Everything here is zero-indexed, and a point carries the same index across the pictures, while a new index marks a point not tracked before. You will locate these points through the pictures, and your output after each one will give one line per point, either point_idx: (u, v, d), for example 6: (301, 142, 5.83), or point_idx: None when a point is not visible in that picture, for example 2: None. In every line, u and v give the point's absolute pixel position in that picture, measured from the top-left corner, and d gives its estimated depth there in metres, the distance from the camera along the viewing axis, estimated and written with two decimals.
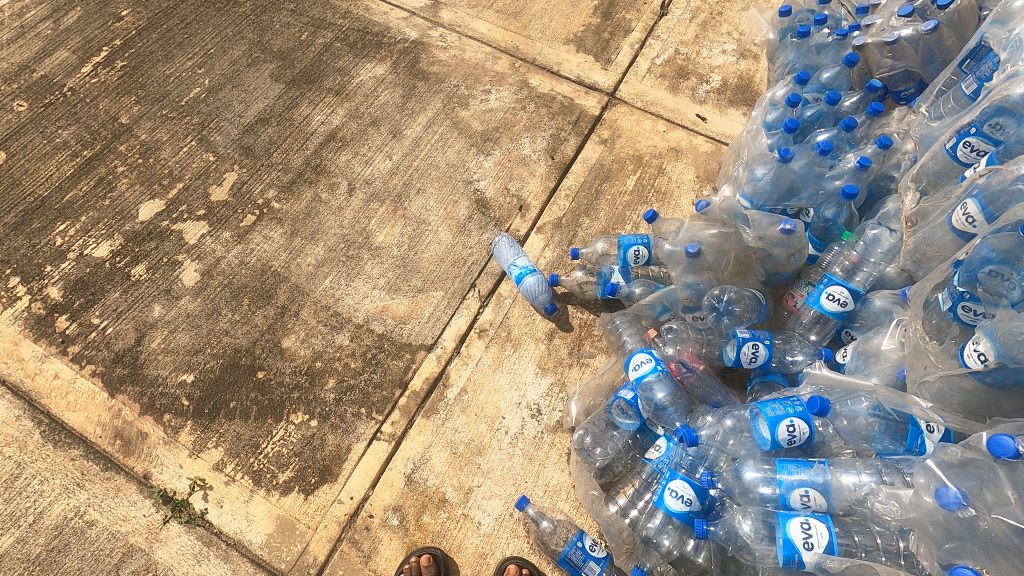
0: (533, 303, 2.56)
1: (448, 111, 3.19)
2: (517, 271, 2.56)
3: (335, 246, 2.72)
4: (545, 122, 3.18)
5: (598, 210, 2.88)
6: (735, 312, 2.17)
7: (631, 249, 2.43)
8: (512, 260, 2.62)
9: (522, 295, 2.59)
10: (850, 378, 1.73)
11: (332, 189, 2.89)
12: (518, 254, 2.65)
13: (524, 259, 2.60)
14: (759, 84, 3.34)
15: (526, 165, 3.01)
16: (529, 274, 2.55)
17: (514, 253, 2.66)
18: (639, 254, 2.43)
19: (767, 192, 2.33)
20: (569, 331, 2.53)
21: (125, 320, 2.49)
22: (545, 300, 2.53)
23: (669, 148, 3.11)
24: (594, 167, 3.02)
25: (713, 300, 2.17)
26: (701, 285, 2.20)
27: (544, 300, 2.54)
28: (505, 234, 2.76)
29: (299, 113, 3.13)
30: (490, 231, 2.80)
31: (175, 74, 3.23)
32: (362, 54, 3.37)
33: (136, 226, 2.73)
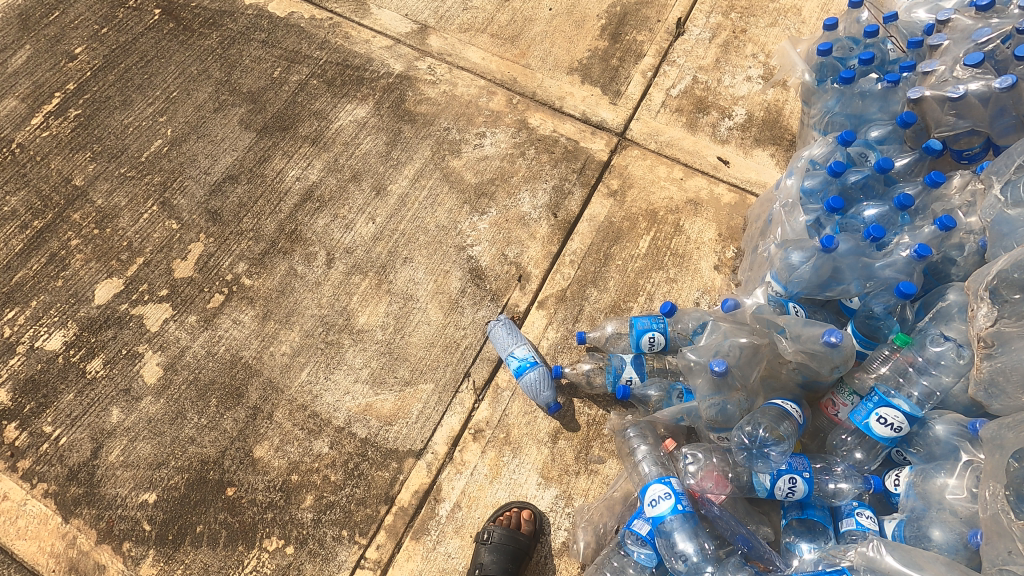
0: (532, 398, 2.28)
1: (438, 160, 2.85)
2: (515, 362, 2.28)
3: (312, 330, 2.44)
4: (547, 171, 2.82)
5: (607, 279, 2.56)
6: (772, 455, 1.81)
7: (644, 336, 2.21)
8: (513, 347, 2.33)
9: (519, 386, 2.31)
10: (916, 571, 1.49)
11: (309, 260, 2.59)
12: (520, 340, 2.37)
13: (526, 348, 2.32)
14: (789, 118, 2.94)
15: (526, 226, 2.68)
16: (530, 367, 2.27)
17: (516, 338, 2.37)
18: (654, 341, 2.21)
19: (806, 279, 2.00)
20: (575, 431, 2.25)
21: (80, 428, 2.24)
22: (548, 397, 2.25)
23: (686, 201, 2.75)
24: (602, 226, 2.68)
25: (742, 436, 1.85)
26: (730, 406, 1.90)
27: (547, 397, 2.25)
28: (505, 313, 2.48)
29: (271, 167, 2.81)
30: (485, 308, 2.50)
31: (134, 124, 2.91)
32: (341, 93, 3.02)
33: (91, 311, 2.45)
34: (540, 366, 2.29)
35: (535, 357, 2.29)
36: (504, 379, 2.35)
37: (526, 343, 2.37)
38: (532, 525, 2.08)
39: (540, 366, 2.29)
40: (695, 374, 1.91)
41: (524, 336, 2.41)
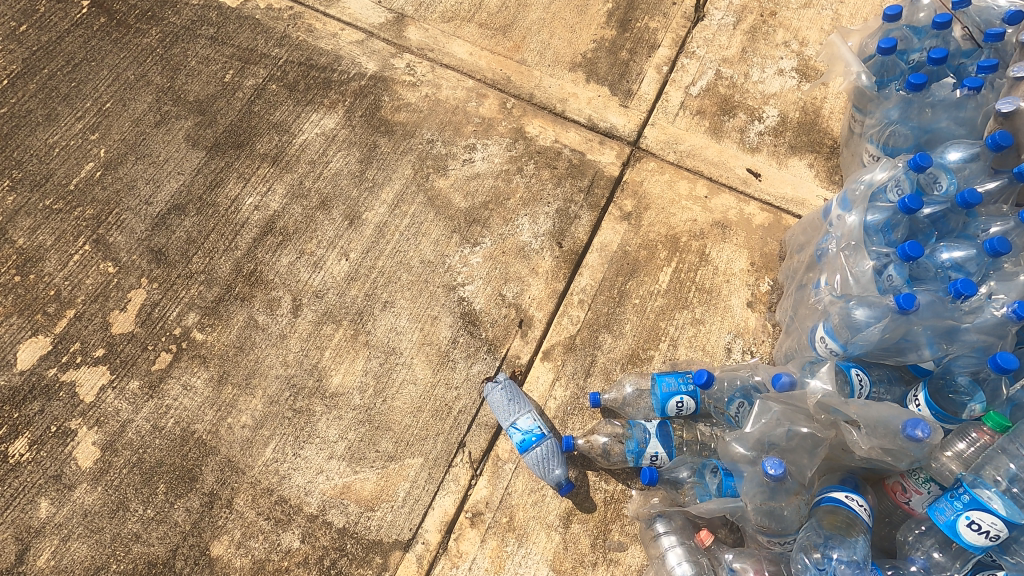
0: (539, 476, 1.93)
1: (420, 180, 2.43)
2: (518, 436, 1.92)
3: (277, 395, 2.07)
4: (549, 190, 2.42)
5: (623, 322, 2.18)
6: None
7: (671, 399, 1.89)
8: (515, 416, 1.97)
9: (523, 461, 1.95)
10: None
11: (272, 307, 2.20)
12: (522, 405, 2.01)
13: (531, 416, 1.96)
14: (829, 119, 2.52)
15: (525, 259, 2.30)
16: (536, 441, 1.92)
17: (518, 403, 2.02)
18: (682, 405, 1.89)
19: (872, 340, 1.64)
20: (590, 512, 1.91)
21: (2, 526, 1.88)
22: (559, 476, 1.90)
23: (712, 223, 2.36)
24: (615, 258, 2.29)
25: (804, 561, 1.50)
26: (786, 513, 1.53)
27: (558, 476, 1.89)
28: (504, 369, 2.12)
29: (224, 192, 2.39)
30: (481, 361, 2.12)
31: (60, 143, 2.46)
32: (305, 100, 2.57)
33: (13, 379, 2.07)
34: (548, 437, 1.94)
35: (542, 429, 1.94)
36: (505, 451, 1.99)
37: (530, 408, 2.01)
38: None
39: (547, 438, 1.94)
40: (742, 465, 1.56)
41: (527, 399, 2.05)
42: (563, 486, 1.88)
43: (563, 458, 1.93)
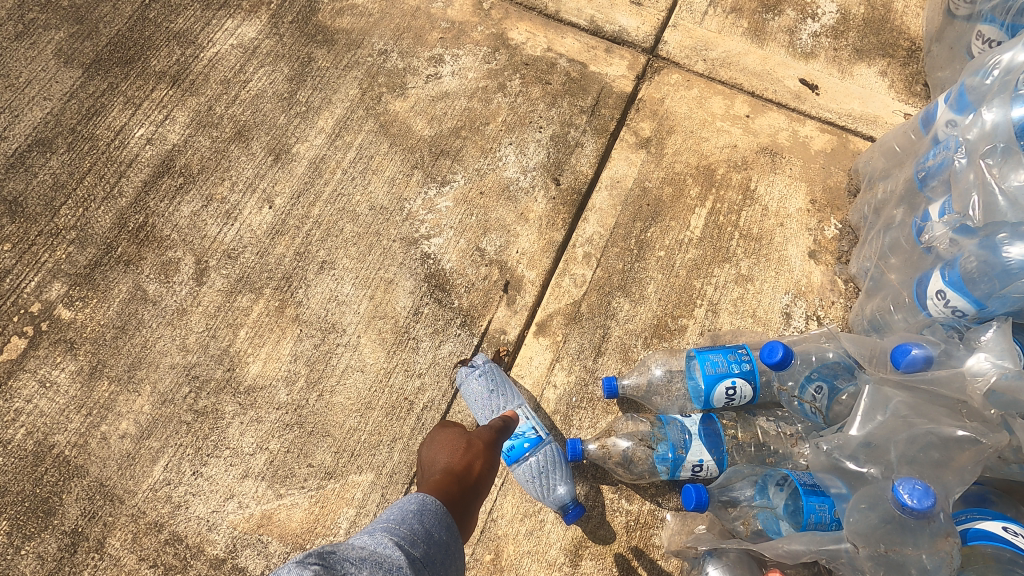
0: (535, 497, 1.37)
1: (370, 102, 1.83)
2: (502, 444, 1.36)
3: (171, 391, 1.50)
4: (541, 112, 1.83)
5: (644, 282, 1.62)
6: None
7: (719, 386, 1.34)
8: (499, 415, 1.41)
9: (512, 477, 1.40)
10: None
11: (168, 273, 1.62)
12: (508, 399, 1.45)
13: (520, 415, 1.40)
14: (903, 15, 1.94)
15: (511, 202, 1.72)
16: (529, 449, 1.36)
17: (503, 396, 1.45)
18: (734, 392, 1.35)
19: None
20: (607, 543, 1.37)
21: None
22: (564, 495, 1.34)
23: (757, 150, 1.78)
24: (630, 198, 1.72)
25: None
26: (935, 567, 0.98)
27: (563, 496, 1.34)
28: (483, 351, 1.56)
29: (106, 123, 1.78)
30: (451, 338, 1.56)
31: None
32: (217, 3, 1.95)
33: None
34: (547, 442, 1.38)
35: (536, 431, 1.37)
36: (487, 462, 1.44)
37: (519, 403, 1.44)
38: None
39: (545, 443, 1.38)
40: (851, 481, 1.06)
41: (515, 388, 1.49)
42: (571, 510, 1.31)
43: (568, 469, 1.38)
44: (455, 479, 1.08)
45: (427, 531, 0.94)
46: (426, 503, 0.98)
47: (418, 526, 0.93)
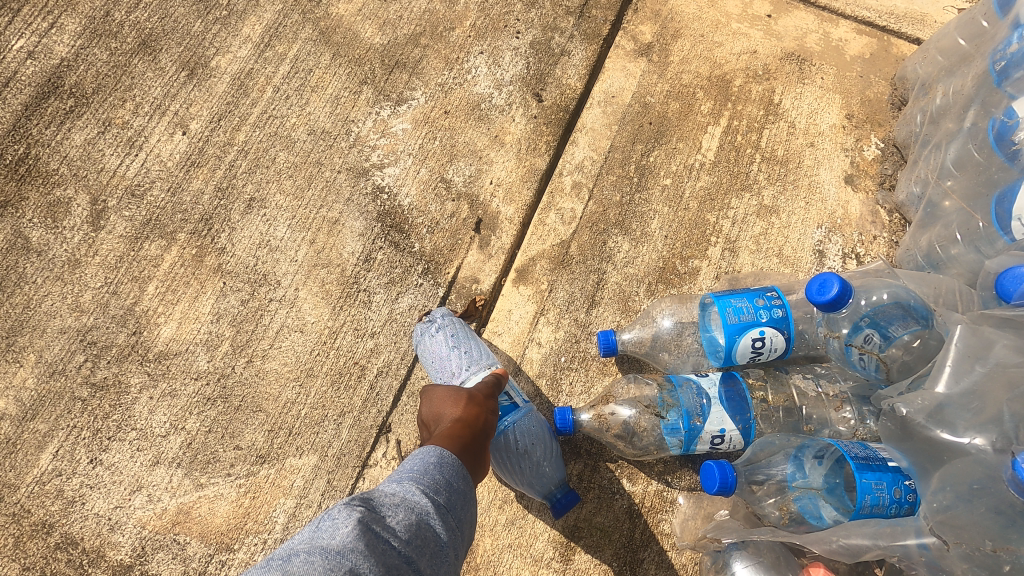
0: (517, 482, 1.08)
1: (307, 4, 1.49)
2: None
3: (62, 360, 1.20)
4: (518, 13, 1.49)
5: (646, 217, 1.32)
6: None
7: (743, 337, 1.06)
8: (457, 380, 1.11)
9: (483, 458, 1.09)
10: None
11: (56, 217, 1.30)
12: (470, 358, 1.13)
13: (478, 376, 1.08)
14: None
15: (484, 122, 1.40)
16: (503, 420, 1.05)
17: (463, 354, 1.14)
18: (762, 346, 1.07)
19: None
20: (607, 533, 1.11)
21: None
22: (558, 476, 1.09)
23: (782, 56, 1.47)
24: (629, 115, 1.41)
25: None
26: None
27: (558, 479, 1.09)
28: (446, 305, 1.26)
29: None
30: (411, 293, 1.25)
31: None
32: None
33: None
34: (525, 411, 1.08)
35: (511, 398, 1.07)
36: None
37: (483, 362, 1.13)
38: None
39: (525, 411, 1.08)
40: (943, 454, 0.84)
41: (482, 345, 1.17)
42: (569, 494, 1.07)
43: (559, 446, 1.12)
44: (463, 428, 0.89)
45: (450, 481, 0.80)
46: (445, 454, 0.82)
47: (440, 476, 0.80)
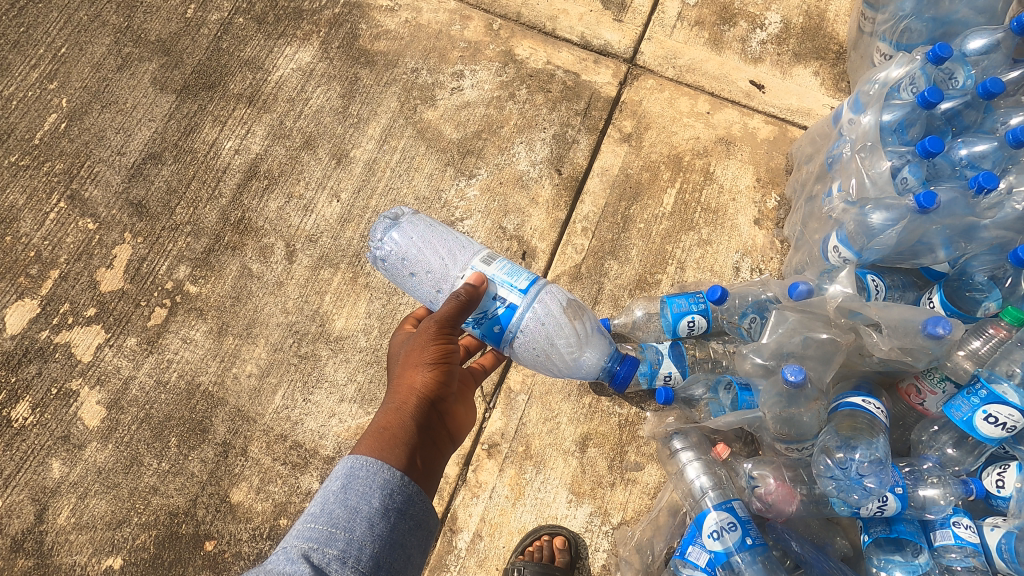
0: (563, 368, 1.72)
1: (408, 112, 2.30)
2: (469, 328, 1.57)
3: (280, 342, 2.02)
4: (544, 115, 2.30)
5: (628, 248, 2.13)
6: (869, 484, 1.46)
7: (682, 320, 1.85)
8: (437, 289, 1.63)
9: (520, 353, 1.65)
10: None
11: (265, 255, 2.11)
12: (436, 262, 1.67)
13: (452, 273, 1.62)
14: (835, 23, 2.39)
15: (525, 188, 2.20)
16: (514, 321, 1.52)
17: (429, 264, 1.67)
18: (694, 325, 1.85)
19: (887, 245, 1.59)
20: (606, 435, 1.92)
21: (17, 489, 1.87)
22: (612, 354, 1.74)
23: (716, 140, 2.26)
24: (617, 182, 2.21)
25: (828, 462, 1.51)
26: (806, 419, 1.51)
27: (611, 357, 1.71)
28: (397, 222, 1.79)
29: (201, 138, 2.24)
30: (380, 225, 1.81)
31: (17, 95, 2.28)
32: (276, 32, 2.39)
33: (5, 343, 2.00)
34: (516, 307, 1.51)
35: (511, 299, 1.50)
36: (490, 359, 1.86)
37: (450, 260, 1.66)
38: (567, 554, 1.78)
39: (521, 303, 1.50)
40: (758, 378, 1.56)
41: (442, 245, 1.71)
42: (624, 362, 1.68)
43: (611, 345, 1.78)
44: (405, 405, 1.41)
45: (351, 510, 1.14)
46: (351, 477, 1.20)
47: (336, 510, 1.14)
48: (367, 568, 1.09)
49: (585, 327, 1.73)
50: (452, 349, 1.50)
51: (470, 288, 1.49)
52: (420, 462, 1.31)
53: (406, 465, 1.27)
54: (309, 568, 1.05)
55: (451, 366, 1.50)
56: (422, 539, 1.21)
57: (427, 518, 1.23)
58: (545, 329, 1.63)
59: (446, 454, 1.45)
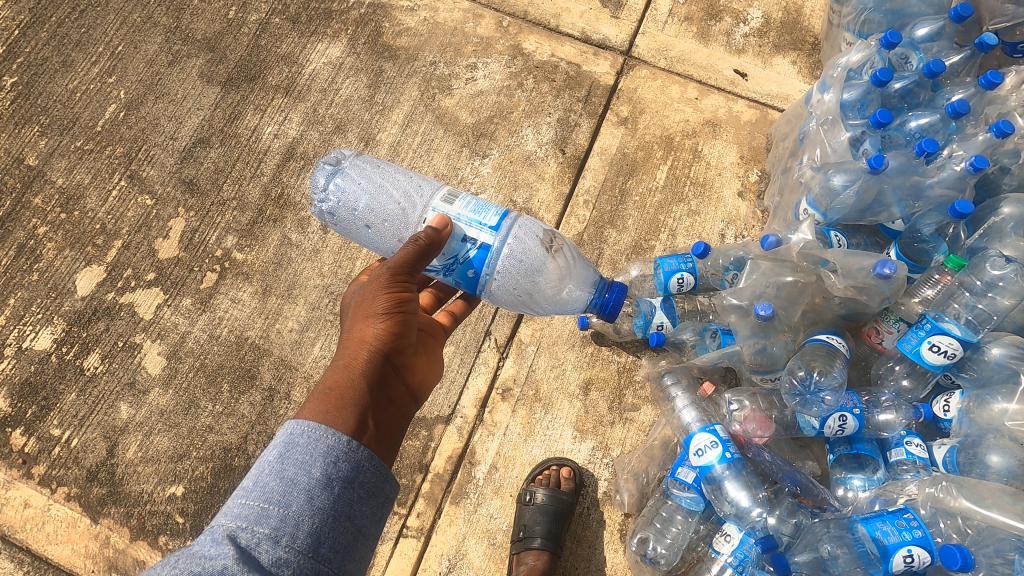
0: (547, 305, 1.83)
1: (427, 101, 2.57)
2: (445, 275, 1.66)
3: (317, 301, 2.29)
4: (549, 102, 2.56)
5: (625, 218, 2.38)
6: (827, 400, 1.71)
7: (672, 277, 2.04)
8: (397, 237, 1.65)
9: (505, 293, 1.76)
10: (993, 514, 1.39)
11: (303, 226, 2.38)
12: (393, 210, 1.66)
13: (411, 220, 1.64)
14: (811, 17, 2.66)
15: (532, 166, 2.47)
16: (490, 258, 1.61)
17: (386, 212, 1.66)
18: (683, 281, 2.05)
19: (848, 204, 1.84)
20: (606, 380, 2.17)
21: (90, 428, 2.14)
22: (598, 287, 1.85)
23: (704, 122, 2.52)
24: (615, 160, 2.47)
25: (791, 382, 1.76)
26: (775, 349, 1.79)
27: (599, 289, 1.83)
28: (342, 173, 1.75)
29: (244, 124, 2.52)
30: (325, 178, 1.76)
31: (80, 88, 2.57)
32: (309, 31, 2.67)
33: (76, 304, 2.27)
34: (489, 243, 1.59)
35: (483, 237, 1.59)
36: (459, 304, 2.00)
37: (408, 205, 1.66)
38: (572, 481, 2.02)
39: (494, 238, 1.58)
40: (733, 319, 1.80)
41: (395, 191, 1.70)
42: (614, 291, 1.81)
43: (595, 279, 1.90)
44: (357, 360, 1.49)
45: (283, 486, 1.18)
46: (284, 454, 1.23)
47: (268, 489, 1.17)
48: (304, 541, 1.14)
49: (566, 260, 1.84)
50: (404, 295, 1.57)
51: (433, 231, 1.54)
52: (370, 423, 1.39)
53: (357, 422, 1.36)
54: (238, 548, 1.10)
55: (404, 316, 1.57)
56: (371, 502, 1.27)
57: (377, 483, 1.29)
58: (523, 268, 1.71)
59: (402, 401, 1.56)
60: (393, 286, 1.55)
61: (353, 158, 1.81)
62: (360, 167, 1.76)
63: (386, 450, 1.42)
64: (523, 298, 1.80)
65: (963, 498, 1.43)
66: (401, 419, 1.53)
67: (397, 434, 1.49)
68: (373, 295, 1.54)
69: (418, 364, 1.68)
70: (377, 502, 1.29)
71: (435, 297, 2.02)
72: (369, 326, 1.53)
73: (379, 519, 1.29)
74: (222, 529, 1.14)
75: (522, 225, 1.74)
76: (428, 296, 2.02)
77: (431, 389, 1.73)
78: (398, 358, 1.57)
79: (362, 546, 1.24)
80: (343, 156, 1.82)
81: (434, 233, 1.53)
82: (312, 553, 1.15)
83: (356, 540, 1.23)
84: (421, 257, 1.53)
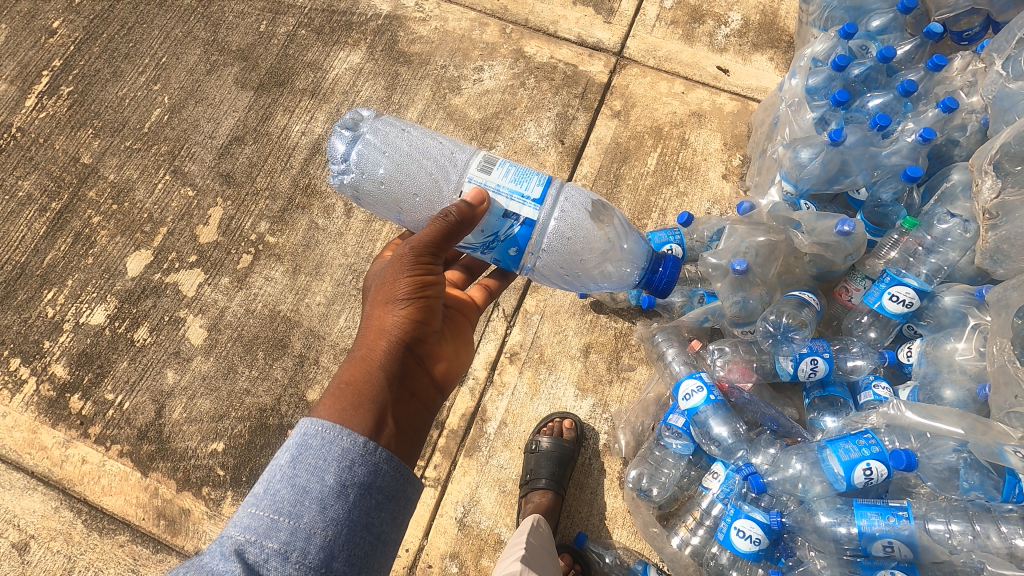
0: (597, 279, 1.86)
1: (439, 100, 2.84)
2: (485, 252, 1.70)
3: (342, 278, 2.53)
4: (549, 99, 2.83)
5: (620, 200, 2.61)
6: (795, 339, 1.98)
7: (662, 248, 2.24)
8: (430, 212, 1.73)
9: (559, 270, 1.81)
10: (937, 424, 1.60)
11: (328, 212, 2.64)
12: (425, 181, 1.74)
13: (447, 194, 1.70)
14: (785, 19, 2.93)
15: (535, 155, 2.72)
16: (534, 231, 1.63)
17: (418, 186, 1.74)
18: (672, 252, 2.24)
19: (815, 175, 2.06)
20: (604, 344, 2.37)
21: (140, 392, 2.38)
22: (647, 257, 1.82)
23: (690, 114, 2.77)
24: (610, 148, 2.72)
25: (767, 326, 2.01)
26: (752, 301, 2.03)
27: (651, 263, 1.80)
28: (364, 140, 1.79)
29: (275, 124, 2.80)
30: (346, 145, 1.80)
31: (129, 95, 2.87)
32: (332, 41, 2.97)
33: (127, 284, 2.53)
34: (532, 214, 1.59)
35: (526, 211, 1.59)
36: (495, 279, 2.06)
37: (441, 175, 1.73)
38: (574, 431, 2.22)
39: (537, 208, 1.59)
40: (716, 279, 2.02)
41: (425, 162, 1.76)
42: (669, 266, 1.79)
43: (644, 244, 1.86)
44: (377, 350, 1.49)
45: (292, 496, 1.15)
46: (293, 462, 1.19)
47: (276, 500, 1.15)
48: (316, 555, 1.12)
49: (615, 231, 1.84)
50: (426, 278, 1.57)
51: (463, 206, 1.54)
52: (390, 420, 1.38)
53: (378, 419, 1.35)
54: (245, 566, 1.08)
55: (425, 301, 1.57)
56: (391, 507, 1.26)
57: (396, 486, 1.28)
58: (572, 240, 1.73)
59: (423, 391, 1.55)
60: (416, 269, 1.55)
61: (371, 121, 1.85)
62: (382, 133, 1.81)
63: (409, 446, 1.42)
64: (566, 262, 1.78)
65: (908, 412, 1.65)
66: (424, 412, 1.53)
67: (420, 427, 1.49)
68: (396, 279, 1.55)
69: (442, 353, 1.67)
70: (398, 505, 1.28)
71: (467, 270, 2.09)
72: (390, 313, 1.53)
73: (400, 522, 1.29)
74: (229, 542, 1.11)
75: (566, 195, 1.73)
76: (458, 270, 2.07)
77: (458, 378, 1.73)
78: (419, 347, 1.57)
79: (380, 552, 1.23)
80: (361, 119, 1.85)
81: (466, 208, 1.53)
82: (325, 567, 1.13)
83: (375, 548, 1.23)
84: (448, 234, 1.53)
